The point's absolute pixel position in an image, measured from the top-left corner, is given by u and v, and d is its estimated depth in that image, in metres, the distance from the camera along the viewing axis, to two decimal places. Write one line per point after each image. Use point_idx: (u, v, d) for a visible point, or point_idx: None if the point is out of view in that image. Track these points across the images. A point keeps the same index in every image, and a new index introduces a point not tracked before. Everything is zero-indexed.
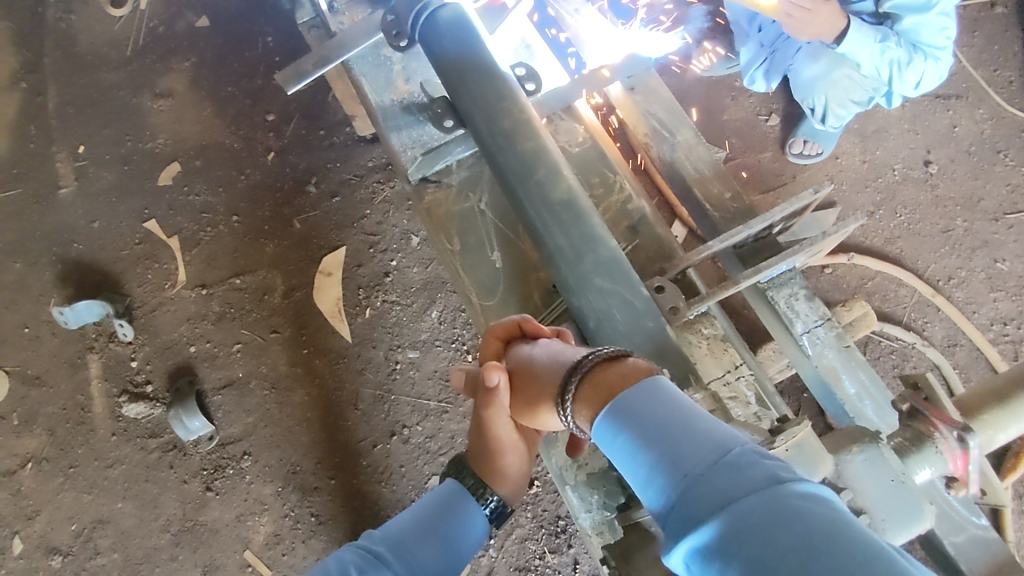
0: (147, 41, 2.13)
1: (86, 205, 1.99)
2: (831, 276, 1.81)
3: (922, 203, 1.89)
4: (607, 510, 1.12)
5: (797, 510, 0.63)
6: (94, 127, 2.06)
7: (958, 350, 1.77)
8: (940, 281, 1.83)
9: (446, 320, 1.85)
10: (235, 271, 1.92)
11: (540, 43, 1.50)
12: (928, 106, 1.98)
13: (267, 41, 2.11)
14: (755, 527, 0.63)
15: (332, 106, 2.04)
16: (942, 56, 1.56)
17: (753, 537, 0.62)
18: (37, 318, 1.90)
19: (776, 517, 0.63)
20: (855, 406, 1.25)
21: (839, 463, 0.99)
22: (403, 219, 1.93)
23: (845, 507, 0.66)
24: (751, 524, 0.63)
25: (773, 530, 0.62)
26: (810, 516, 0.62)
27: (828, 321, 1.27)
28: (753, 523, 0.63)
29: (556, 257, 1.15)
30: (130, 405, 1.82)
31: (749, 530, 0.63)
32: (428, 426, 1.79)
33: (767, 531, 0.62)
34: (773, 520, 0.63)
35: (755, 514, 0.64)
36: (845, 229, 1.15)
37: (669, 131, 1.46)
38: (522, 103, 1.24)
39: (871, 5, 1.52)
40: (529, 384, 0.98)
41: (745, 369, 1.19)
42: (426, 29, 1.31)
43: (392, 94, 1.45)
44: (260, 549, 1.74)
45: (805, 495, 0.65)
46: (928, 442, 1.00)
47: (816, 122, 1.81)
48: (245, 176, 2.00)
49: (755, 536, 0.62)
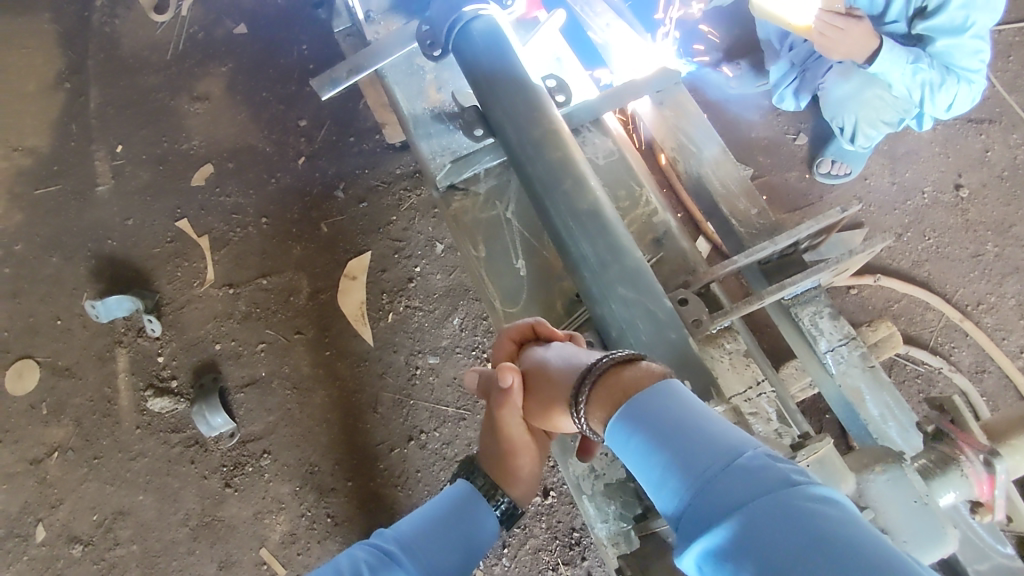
0: (187, 47, 2.20)
1: (122, 203, 2.05)
2: (856, 297, 1.80)
3: (952, 227, 1.87)
4: (623, 521, 1.11)
5: (810, 513, 0.63)
6: (132, 128, 2.12)
7: (986, 377, 1.74)
8: (969, 306, 1.80)
9: (467, 327, 1.86)
10: (262, 272, 1.96)
11: (571, 57, 1.52)
12: (959, 130, 1.96)
13: (303, 49, 2.16)
14: (767, 530, 0.63)
15: (363, 114, 2.08)
16: (976, 79, 1.54)
17: (764, 539, 0.62)
18: (70, 311, 1.96)
19: (789, 519, 0.63)
20: (878, 427, 1.23)
21: (861, 483, 0.97)
22: (428, 227, 1.95)
23: (858, 512, 0.66)
24: (764, 526, 0.63)
25: (786, 533, 0.62)
26: (823, 520, 0.62)
27: (854, 340, 1.26)
28: (764, 526, 0.63)
29: (581, 265, 1.17)
30: (155, 399, 1.86)
31: (761, 533, 0.63)
32: (445, 432, 1.80)
33: (781, 533, 0.62)
34: (785, 523, 0.63)
35: (767, 516, 0.64)
36: (871, 249, 1.14)
37: (696, 146, 1.46)
38: (551, 114, 1.26)
39: (903, 27, 1.55)
40: (542, 386, 0.99)
41: (767, 386, 1.19)
42: (460, 40, 1.34)
43: (424, 103, 1.48)
44: (275, 548, 1.76)
45: (818, 498, 0.65)
46: (953, 465, 0.99)
47: (845, 141, 1.79)
48: (276, 180, 2.04)
49: (767, 539, 0.62)
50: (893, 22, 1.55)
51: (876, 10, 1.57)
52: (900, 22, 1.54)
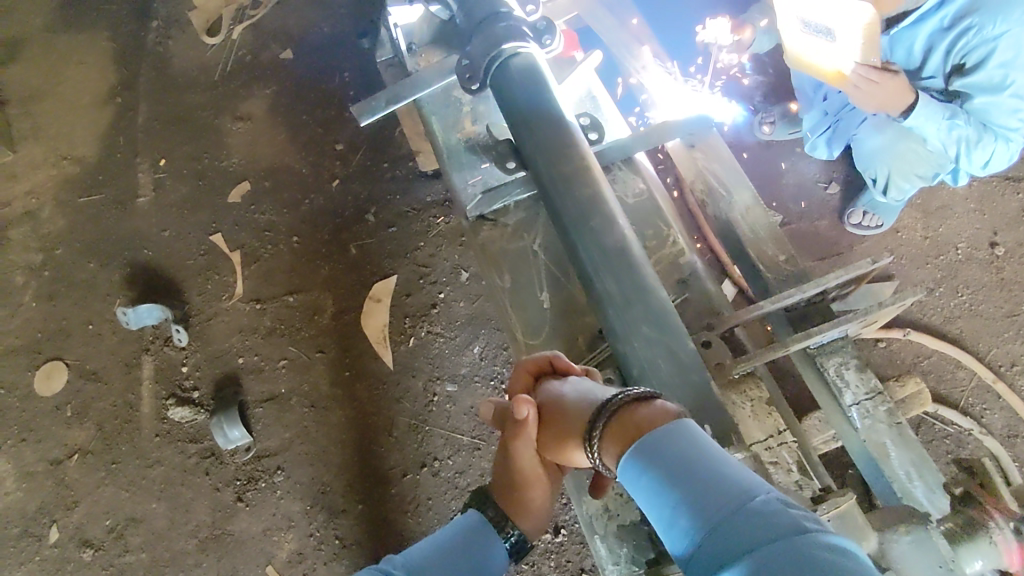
0: (234, 68, 2.28)
1: (160, 214, 2.11)
2: (884, 350, 1.77)
3: (986, 284, 1.84)
4: (635, 565, 1.09)
5: (822, 559, 0.61)
6: (176, 143, 2.19)
7: (1018, 442, 1.68)
8: (1002, 366, 1.76)
9: (487, 356, 1.87)
10: (289, 289, 1.99)
11: (606, 96, 1.55)
12: (996, 187, 1.94)
13: (344, 76, 2.23)
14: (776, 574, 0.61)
15: (398, 140, 2.13)
16: (1014, 138, 1.51)
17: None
18: (101, 317, 2.00)
19: (799, 564, 0.61)
20: (903, 486, 1.19)
21: (884, 542, 0.95)
22: (455, 254, 1.98)
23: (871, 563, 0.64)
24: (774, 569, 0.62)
25: None
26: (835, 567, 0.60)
27: (880, 395, 1.23)
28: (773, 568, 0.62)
29: (605, 301, 1.17)
30: (176, 408, 1.88)
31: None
32: (459, 461, 1.79)
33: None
34: (793, 568, 0.61)
35: (776, 561, 0.62)
36: (901, 302, 1.14)
37: (726, 190, 1.46)
38: (584, 151, 1.28)
39: (940, 82, 1.55)
40: (557, 420, 0.99)
41: (789, 436, 1.17)
42: (498, 74, 1.38)
43: (459, 134, 1.51)
44: (281, 566, 1.75)
45: (829, 545, 0.63)
46: (981, 531, 0.96)
47: (877, 193, 1.78)
48: (309, 200, 2.09)
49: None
50: (930, 77, 1.56)
51: (914, 64, 1.57)
52: (937, 77, 1.55)
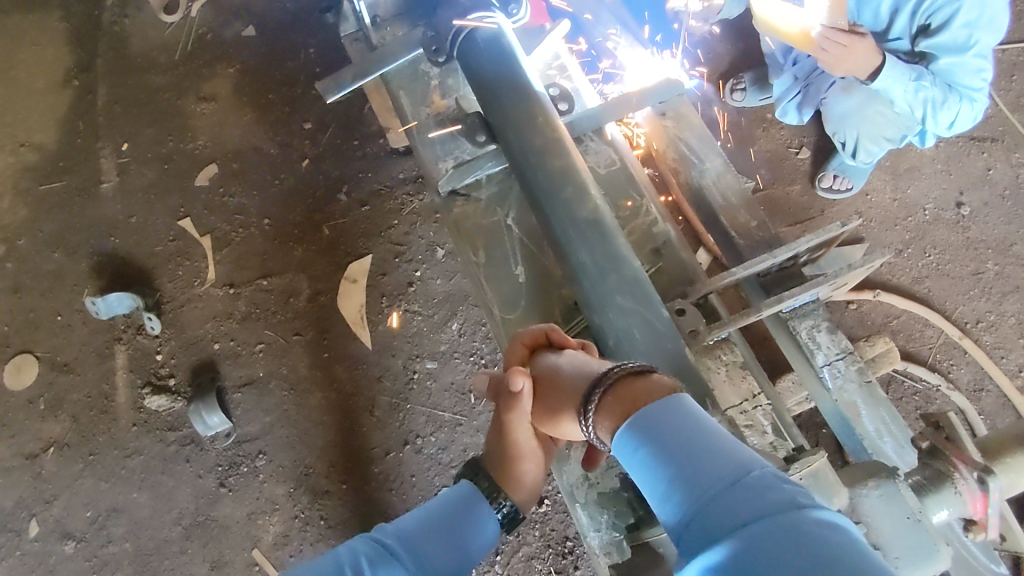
0: (195, 47, 2.21)
1: (126, 200, 2.06)
2: (856, 312, 1.80)
3: (953, 244, 1.87)
4: (616, 531, 1.11)
5: (814, 535, 0.63)
6: (139, 127, 2.13)
7: (984, 396, 1.73)
8: (968, 323, 1.80)
9: (466, 333, 1.87)
10: (263, 272, 1.96)
11: (575, 67, 1.53)
12: (962, 148, 1.97)
13: (309, 52, 2.17)
14: (768, 548, 0.63)
15: (367, 118, 2.08)
16: (977, 98, 1.54)
17: (767, 555, 0.62)
18: (70, 307, 1.96)
19: (791, 540, 0.63)
20: (874, 443, 1.24)
21: (854, 497, 0.98)
22: (429, 232, 1.96)
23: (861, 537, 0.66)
24: (766, 544, 0.63)
25: (787, 552, 0.62)
26: (827, 542, 0.62)
27: (850, 354, 1.25)
28: (767, 544, 0.63)
29: (579, 273, 1.17)
30: (152, 397, 1.86)
31: (763, 548, 0.63)
32: (441, 438, 1.80)
33: (782, 553, 0.62)
34: (786, 543, 0.63)
35: (769, 536, 0.64)
36: (870, 263, 1.15)
37: (698, 158, 1.47)
38: (554, 122, 1.26)
39: (907, 44, 1.55)
40: (553, 393, 0.99)
41: (763, 399, 1.19)
42: (463, 47, 1.35)
43: (427, 108, 1.49)
44: (268, 549, 1.75)
45: (822, 521, 0.65)
46: (946, 481, 0.98)
47: (847, 156, 1.79)
48: (279, 181, 2.05)
49: (770, 555, 0.62)
50: (897, 38, 1.56)
51: (881, 27, 1.57)
52: (903, 39, 1.55)
